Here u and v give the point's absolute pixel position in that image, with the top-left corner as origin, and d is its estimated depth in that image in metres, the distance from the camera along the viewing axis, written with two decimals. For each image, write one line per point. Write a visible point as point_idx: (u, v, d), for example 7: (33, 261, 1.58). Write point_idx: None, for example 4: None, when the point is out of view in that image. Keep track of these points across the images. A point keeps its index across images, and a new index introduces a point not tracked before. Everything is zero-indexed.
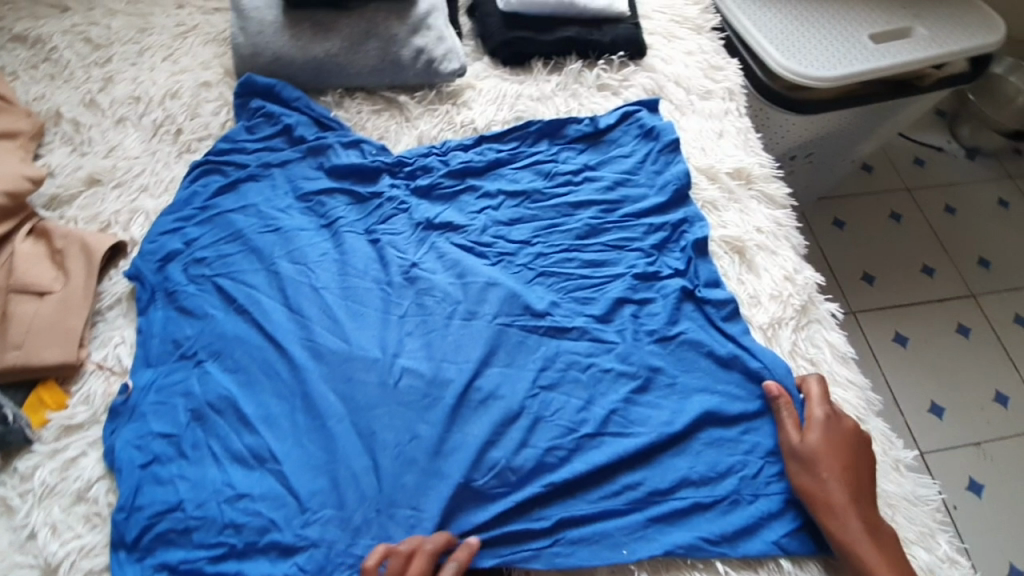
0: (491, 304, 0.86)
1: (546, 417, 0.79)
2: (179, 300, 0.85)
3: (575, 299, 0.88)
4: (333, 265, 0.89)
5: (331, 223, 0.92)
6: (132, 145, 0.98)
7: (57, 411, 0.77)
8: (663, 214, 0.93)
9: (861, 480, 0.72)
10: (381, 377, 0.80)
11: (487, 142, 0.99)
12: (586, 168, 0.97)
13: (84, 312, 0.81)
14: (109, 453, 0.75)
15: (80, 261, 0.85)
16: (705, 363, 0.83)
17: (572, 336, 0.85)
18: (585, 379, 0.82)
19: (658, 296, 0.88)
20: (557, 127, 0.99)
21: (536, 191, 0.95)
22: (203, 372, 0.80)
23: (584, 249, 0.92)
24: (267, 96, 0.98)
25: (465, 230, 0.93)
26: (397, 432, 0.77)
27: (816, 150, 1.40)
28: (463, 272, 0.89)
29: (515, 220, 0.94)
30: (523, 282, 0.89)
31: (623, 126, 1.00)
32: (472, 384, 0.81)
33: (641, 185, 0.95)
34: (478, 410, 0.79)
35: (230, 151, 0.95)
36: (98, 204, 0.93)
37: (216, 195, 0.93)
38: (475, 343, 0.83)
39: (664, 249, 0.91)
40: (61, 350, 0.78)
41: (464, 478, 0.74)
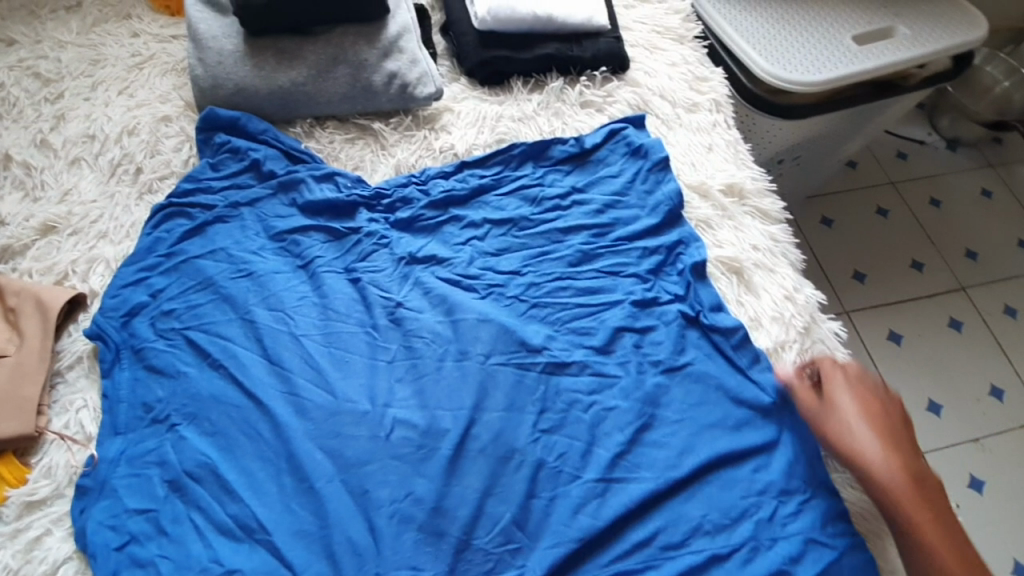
0: (483, 343, 0.82)
1: (549, 462, 0.76)
2: (148, 358, 0.79)
3: (571, 331, 0.84)
4: (313, 309, 0.84)
5: (307, 264, 0.87)
6: (88, 187, 0.92)
7: (17, 488, 0.71)
8: (657, 236, 0.90)
9: (888, 423, 0.74)
10: (372, 430, 0.76)
11: (469, 167, 0.94)
12: (574, 191, 0.93)
13: (40, 378, 0.75)
14: (81, 534, 0.69)
15: (36, 320, 0.78)
16: (710, 396, 0.81)
17: (570, 374, 0.81)
18: (586, 420, 0.79)
19: (659, 325, 0.84)
20: (541, 149, 0.95)
21: (522, 218, 0.91)
22: (177, 437, 0.75)
23: (577, 276, 0.88)
24: (232, 131, 0.92)
25: (451, 263, 0.88)
26: (392, 489, 0.73)
27: (804, 153, 1.37)
28: (453, 308, 0.84)
29: (503, 250, 0.89)
30: (516, 315, 0.85)
31: (609, 145, 0.96)
32: (467, 433, 0.77)
33: (632, 207, 0.92)
34: (475, 459, 0.75)
35: (194, 192, 0.89)
36: (53, 253, 0.86)
37: (182, 240, 0.87)
38: (468, 387, 0.79)
39: (660, 273, 0.88)
40: (15, 422, 0.72)
41: (466, 536, 0.71)
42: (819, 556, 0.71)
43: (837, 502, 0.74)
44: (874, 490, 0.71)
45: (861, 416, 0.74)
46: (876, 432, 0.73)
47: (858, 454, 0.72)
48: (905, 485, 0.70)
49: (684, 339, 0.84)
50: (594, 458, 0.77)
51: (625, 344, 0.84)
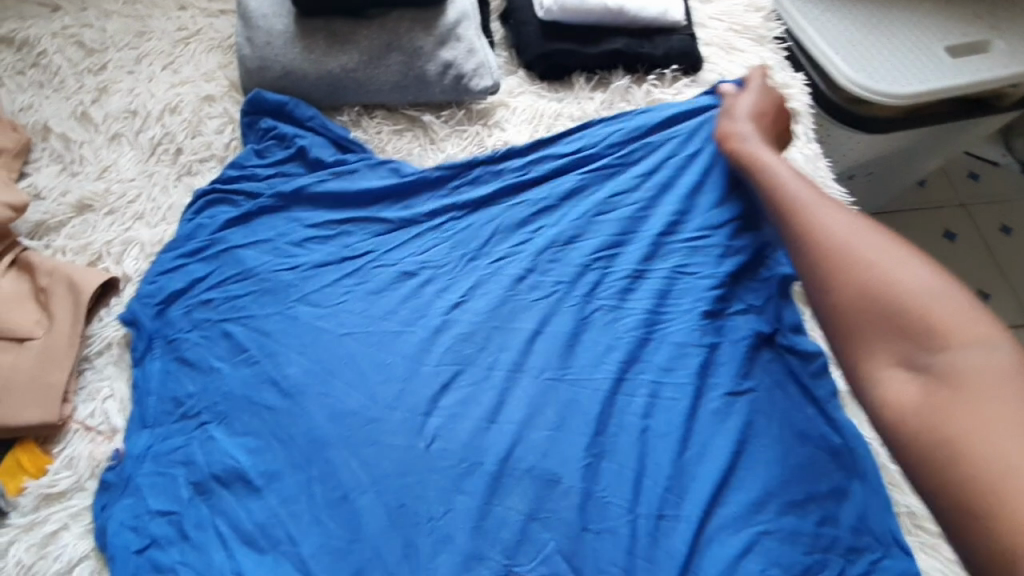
0: (537, 356, 0.76)
1: (597, 493, 0.70)
2: (180, 350, 0.76)
3: (635, 336, 0.78)
4: (363, 300, 0.79)
5: (355, 257, 0.82)
6: (127, 165, 0.88)
7: (35, 479, 0.68)
8: (739, 239, 0.82)
9: (770, 115, 0.83)
10: (411, 440, 0.71)
11: (546, 151, 0.88)
12: (652, 180, 0.86)
13: (67, 364, 0.72)
14: (100, 533, 0.66)
15: (66, 303, 0.75)
16: (779, 432, 0.73)
17: (624, 397, 0.75)
18: (639, 449, 0.72)
19: (724, 347, 0.77)
20: (614, 139, 0.88)
21: (595, 210, 0.84)
22: (206, 437, 0.71)
23: (649, 275, 0.81)
24: (279, 116, 0.87)
25: (515, 257, 0.82)
26: (430, 505, 0.69)
27: (879, 168, 1.26)
28: (511, 313, 0.79)
29: (575, 241, 0.83)
30: (580, 317, 0.79)
31: (701, 128, 0.87)
32: (511, 450, 0.71)
33: (722, 195, 0.84)
34: (518, 482, 0.70)
35: (239, 179, 0.85)
36: (89, 233, 0.84)
37: (223, 228, 0.83)
38: (518, 403, 0.74)
39: (744, 283, 0.81)
40: (40, 409, 0.69)
41: (504, 562, 0.67)
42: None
43: (912, 567, 0.66)
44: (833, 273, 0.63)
45: (771, 162, 0.76)
46: (791, 175, 0.74)
47: (785, 201, 0.71)
48: (852, 246, 0.63)
49: (752, 365, 0.76)
50: (645, 492, 0.70)
51: (687, 367, 0.76)
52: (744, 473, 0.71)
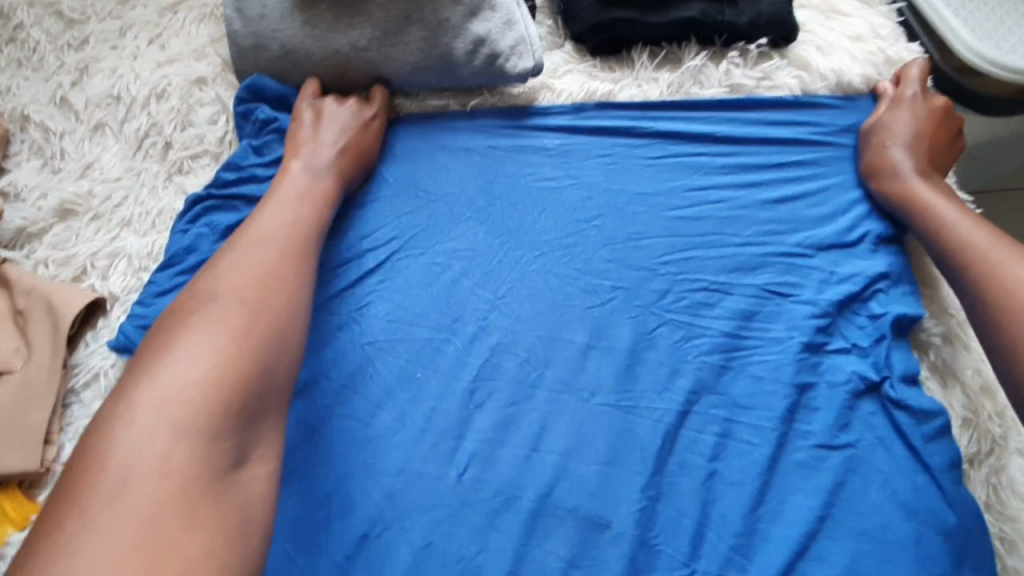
0: (589, 376, 0.66)
1: (653, 540, 0.60)
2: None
3: (707, 366, 0.65)
4: (387, 303, 0.69)
5: (377, 249, 0.71)
6: (111, 161, 0.77)
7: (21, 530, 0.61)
8: (836, 265, 0.68)
9: (931, 134, 0.71)
10: (442, 467, 0.63)
11: (605, 134, 0.74)
12: (729, 189, 0.71)
13: (49, 403, 0.64)
14: None
15: (45, 329, 0.66)
16: (881, 495, 0.60)
17: (688, 433, 0.64)
18: (708, 499, 0.61)
19: (819, 385, 0.64)
20: (686, 141, 0.73)
21: (666, 198, 0.71)
22: None
23: (731, 290, 0.68)
24: (281, 107, 0.75)
25: (569, 251, 0.70)
26: (463, 542, 0.60)
27: (987, 154, 1.02)
28: (559, 324, 0.68)
29: (639, 237, 0.70)
30: (642, 331, 0.67)
31: (792, 127, 0.73)
32: (553, 485, 0.62)
33: (818, 203, 0.70)
34: (563, 522, 0.61)
35: (237, 183, 0.72)
36: (72, 242, 0.74)
37: (224, 238, 0.70)
38: (566, 429, 0.64)
39: (844, 317, 0.66)
40: (23, 453, 0.62)
41: None
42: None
43: None
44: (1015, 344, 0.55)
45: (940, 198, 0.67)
46: (970, 223, 0.63)
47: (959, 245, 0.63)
48: None
49: (849, 411, 0.63)
50: (706, 546, 0.60)
51: (769, 407, 0.64)
52: (833, 540, 0.59)
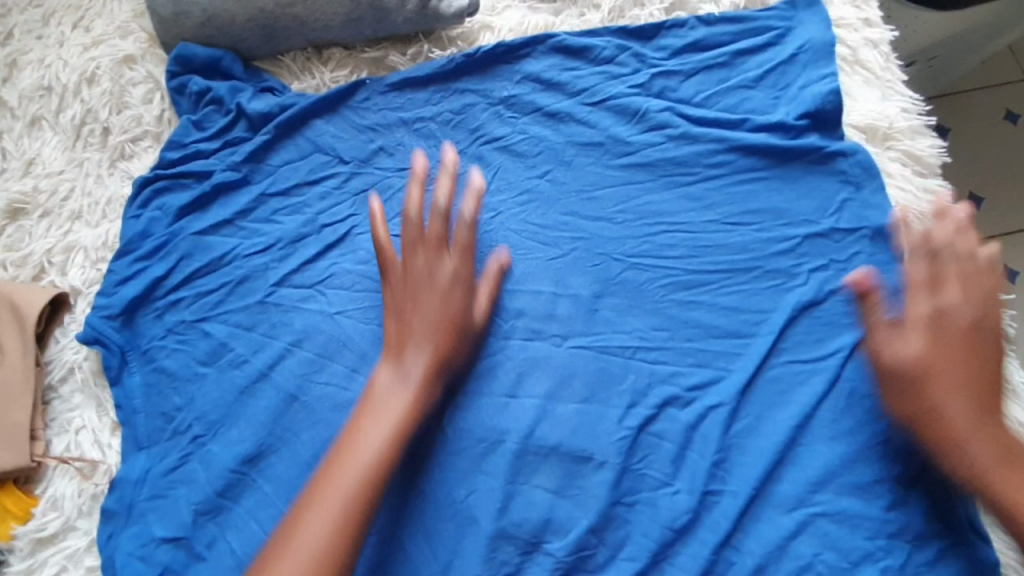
0: (560, 322, 0.66)
1: (636, 466, 0.62)
2: (157, 360, 0.66)
3: (675, 302, 0.66)
4: (347, 279, 0.67)
5: (336, 224, 0.69)
6: (53, 155, 0.75)
7: (23, 524, 0.63)
8: (795, 182, 0.67)
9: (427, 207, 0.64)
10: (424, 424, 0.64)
11: (550, 70, 0.71)
12: (679, 123, 0.69)
13: (27, 399, 0.64)
14: (109, 566, 0.61)
15: (11, 328, 0.66)
16: (846, 400, 0.62)
17: (662, 364, 0.65)
18: (685, 419, 0.63)
19: (785, 303, 0.65)
20: (629, 64, 0.70)
21: (614, 142, 0.69)
22: (204, 451, 0.64)
23: (688, 226, 0.68)
24: (213, 74, 0.72)
25: (530, 206, 0.69)
26: (451, 488, 0.62)
27: (946, 52, 0.98)
28: (524, 275, 0.68)
29: (595, 185, 0.69)
30: (608, 277, 0.67)
31: (742, 41, 0.70)
32: (535, 426, 0.63)
33: (775, 119, 0.67)
34: (547, 459, 0.63)
35: (183, 160, 0.70)
36: (27, 241, 0.72)
37: (180, 218, 0.69)
38: (542, 373, 0.65)
39: (813, 235, 0.66)
40: (9, 450, 0.62)
41: (536, 540, 0.61)
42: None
43: (986, 552, 0.57)
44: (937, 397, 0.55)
45: (957, 378, 0.55)
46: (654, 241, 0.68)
47: (951, 448, 0.54)
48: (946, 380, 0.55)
49: (807, 323, 0.64)
50: (687, 465, 0.62)
51: (736, 332, 0.65)
52: (809, 449, 0.61)
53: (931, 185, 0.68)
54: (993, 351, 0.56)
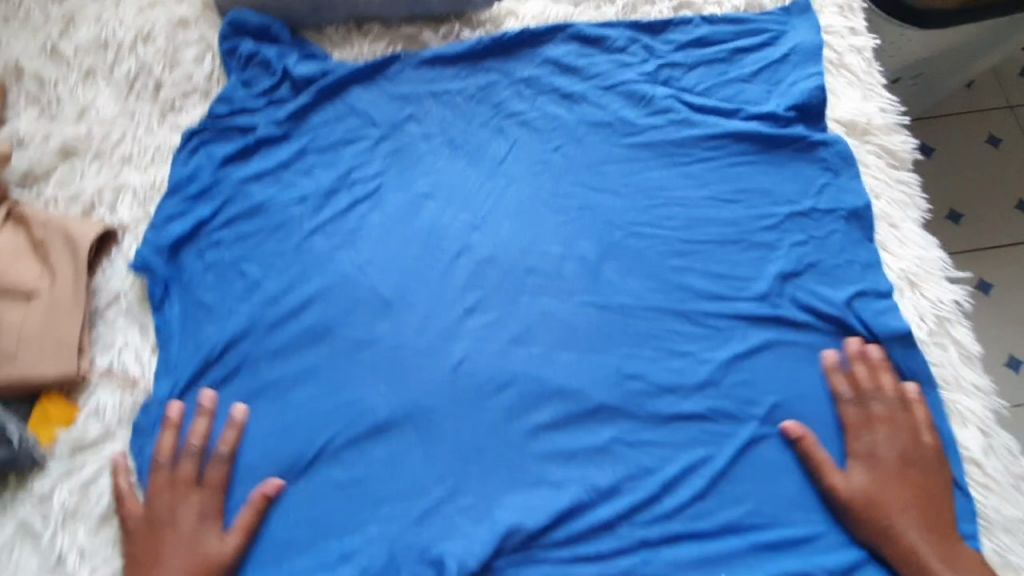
0: (568, 280, 0.74)
1: (630, 409, 0.70)
2: (196, 292, 0.73)
3: (669, 268, 0.74)
4: (374, 233, 0.74)
5: (366, 181, 0.76)
6: (107, 104, 0.82)
7: (64, 429, 0.69)
8: (781, 167, 0.76)
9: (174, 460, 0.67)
10: (440, 365, 0.71)
11: (568, 56, 0.79)
12: (681, 109, 0.77)
13: (77, 317, 0.70)
14: (145, 470, 0.68)
15: (65, 254, 0.73)
16: (816, 360, 0.70)
17: (656, 322, 0.73)
18: (676, 369, 0.71)
19: (771, 272, 0.73)
20: (638, 54, 0.79)
21: (623, 124, 0.78)
22: (235, 379, 0.70)
23: (684, 201, 0.76)
24: (262, 39, 0.79)
25: (543, 177, 0.77)
26: (462, 421, 0.69)
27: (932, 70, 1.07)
28: (536, 237, 0.75)
29: (603, 160, 0.77)
30: (611, 243, 0.75)
31: (739, 40, 0.79)
32: (541, 369, 0.71)
33: (766, 110, 0.76)
34: (550, 398, 0.70)
35: (230, 115, 0.77)
36: (78, 180, 0.79)
37: (225, 165, 0.76)
38: (551, 324, 0.72)
39: (795, 214, 0.75)
40: (58, 362, 0.69)
41: (539, 469, 0.68)
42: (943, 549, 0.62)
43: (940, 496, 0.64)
44: (905, 513, 0.63)
45: (902, 500, 0.63)
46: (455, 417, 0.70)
47: (913, 559, 0.62)
48: (883, 499, 0.64)
49: (783, 290, 0.73)
50: (672, 408, 0.70)
51: (723, 297, 0.73)
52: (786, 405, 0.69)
53: (903, 176, 0.77)
54: (935, 472, 0.65)
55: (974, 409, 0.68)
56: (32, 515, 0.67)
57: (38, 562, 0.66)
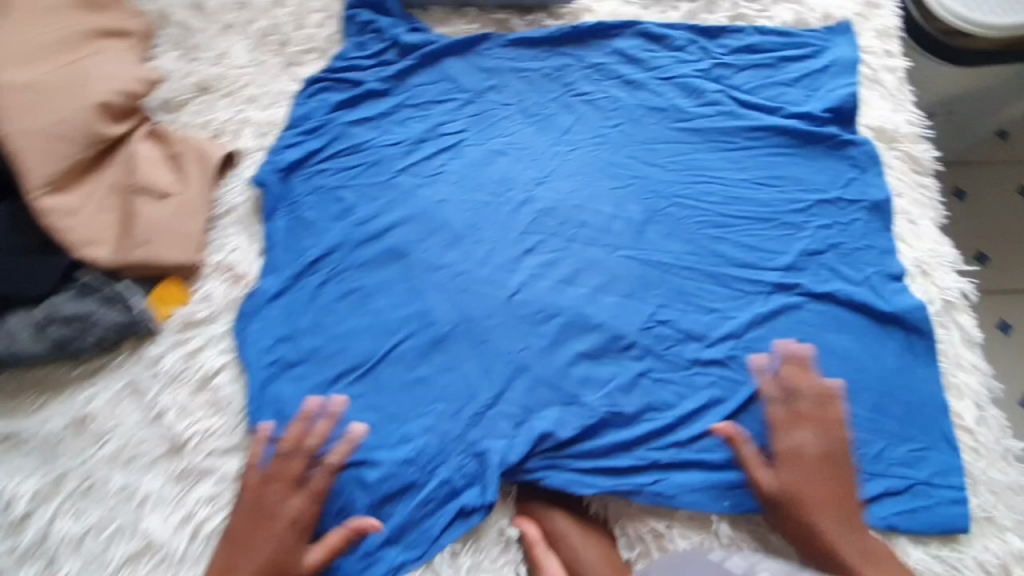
0: (615, 235, 0.85)
1: (659, 350, 0.80)
2: (299, 210, 0.86)
3: (705, 236, 0.85)
4: (452, 177, 0.87)
5: (450, 134, 0.89)
6: (240, 54, 0.97)
7: (180, 307, 0.82)
8: (813, 160, 0.86)
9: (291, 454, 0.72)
10: (498, 292, 0.82)
11: (634, 49, 0.91)
12: (729, 103, 0.89)
13: (202, 218, 0.85)
14: (241, 347, 0.80)
15: (197, 167, 0.87)
16: (830, 326, 0.79)
17: (689, 280, 0.83)
18: (704, 322, 0.81)
19: (795, 249, 0.83)
20: (696, 54, 0.91)
21: (676, 110, 0.89)
22: (325, 282, 0.83)
23: (724, 180, 0.87)
24: (378, 11, 0.94)
25: (602, 147, 0.89)
26: (512, 342, 0.80)
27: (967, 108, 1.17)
28: (590, 196, 0.87)
29: (656, 140, 0.89)
30: (655, 210, 0.86)
31: (785, 50, 0.91)
32: (585, 307, 0.81)
33: (805, 110, 0.87)
34: (590, 332, 0.80)
35: (345, 69, 0.92)
36: (210, 112, 0.94)
37: (335, 110, 0.90)
38: (596, 270, 0.83)
39: (822, 202, 0.85)
40: (183, 251, 0.82)
41: (574, 391, 0.78)
42: (926, 492, 0.71)
43: (930, 452, 0.72)
44: (823, 510, 0.67)
45: (821, 498, 0.67)
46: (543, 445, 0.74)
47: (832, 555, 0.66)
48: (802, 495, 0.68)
49: (805, 265, 0.82)
50: (695, 354, 0.80)
51: (750, 264, 0.83)
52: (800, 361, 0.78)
53: (922, 181, 0.86)
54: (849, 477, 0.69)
55: (971, 383, 0.76)
56: (143, 374, 0.80)
57: (140, 414, 0.78)
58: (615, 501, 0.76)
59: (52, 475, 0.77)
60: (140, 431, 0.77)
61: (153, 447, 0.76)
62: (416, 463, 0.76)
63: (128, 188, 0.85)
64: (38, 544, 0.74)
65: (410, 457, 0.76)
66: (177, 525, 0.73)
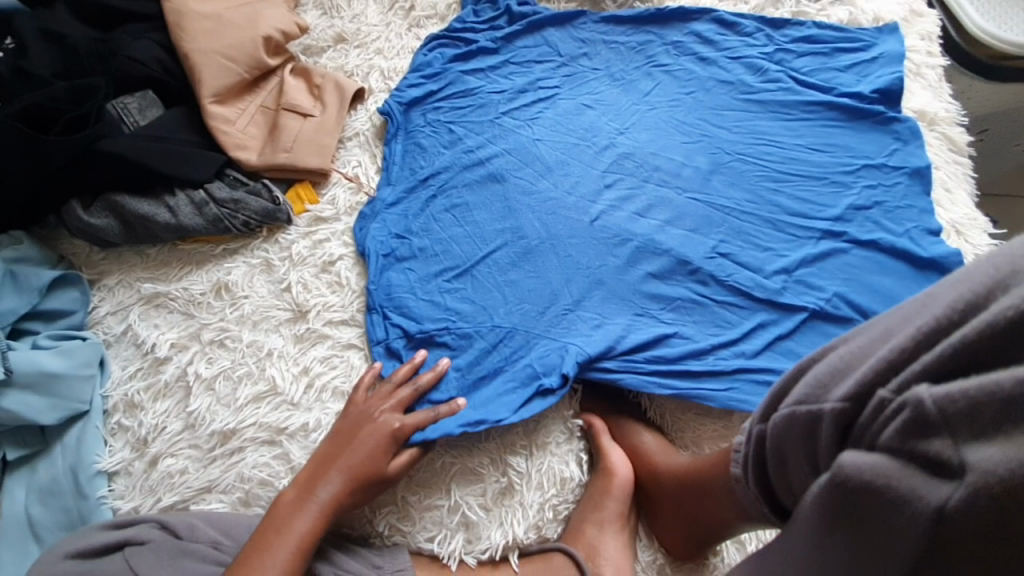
0: (685, 180, 0.98)
1: (721, 277, 0.91)
2: (416, 139, 1.02)
3: (763, 188, 0.97)
4: (546, 122, 1.02)
5: (547, 89, 1.05)
6: (372, 15, 1.13)
7: (312, 205, 0.97)
8: (861, 133, 0.99)
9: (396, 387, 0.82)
10: (582, 216, 0.95)
11: (709, 32, 1.07)
12: (789, 81, 1.03)
13: (336, 135, 1.00)
14: (362, 241, 0.94)
15: (334, 96, 1.03)
16: (874, 269, 0.90)
17: (748, 223, 0.95)
18: (760, 257, 0.92)
19: (844, 204, 0.95)
20: (762, 40, 1.06)
21: (742, 84, 1.04)
22: (434, 197, 0.98)
23: (782, 144, 1.00)
24: None
25: (676, 109, 1.03)
26: (591, 258, 0.93)
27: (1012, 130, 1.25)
28: (664, 146, 1.00)
29: (724, 107, 1.03)
30: (721, 163, 0.99)
31: (840, 42, 1.06)
32: (655, 235, 0.94)
33: (855, 91, 1.01)
34: (659, 256, 0.93)
35: (462, 30, 1.09)
36: (343, 57, 1.10)
37: (451, 62, 1.07)
38: (667, 207, 0.96)
39: (869, 166, 0.97)
40: (318, 159, 0.98)
41: (642, 304, 0.90)
42: None
43: None
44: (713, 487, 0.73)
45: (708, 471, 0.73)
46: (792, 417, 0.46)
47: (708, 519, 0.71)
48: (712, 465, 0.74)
49: (852, 217, 0.94)
50: (754, 284, 0.90)
51: (803, 214, 0.95)
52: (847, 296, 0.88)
53: (959, 159, 0.99)
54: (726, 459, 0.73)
55: None
56: (276, 255, 0.94)
57: (270, 286, 0.93)
58: (678, 402, 0.85)
59: (190, 329, 0.90)
60: (271, 300, 0.91)
61: (280, 313, 0.90)
62: (508, 346, 0.87)
63: (278, 108, 1.01)
64: (176, 381, 0.87)
65: (497, 342, 0.87)
66: (296, 376, 0.86)
